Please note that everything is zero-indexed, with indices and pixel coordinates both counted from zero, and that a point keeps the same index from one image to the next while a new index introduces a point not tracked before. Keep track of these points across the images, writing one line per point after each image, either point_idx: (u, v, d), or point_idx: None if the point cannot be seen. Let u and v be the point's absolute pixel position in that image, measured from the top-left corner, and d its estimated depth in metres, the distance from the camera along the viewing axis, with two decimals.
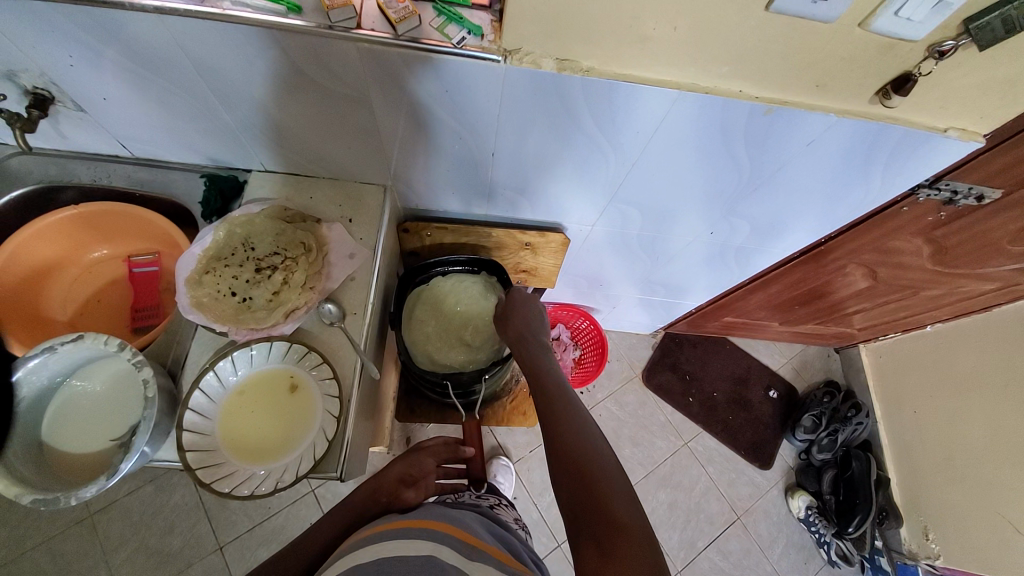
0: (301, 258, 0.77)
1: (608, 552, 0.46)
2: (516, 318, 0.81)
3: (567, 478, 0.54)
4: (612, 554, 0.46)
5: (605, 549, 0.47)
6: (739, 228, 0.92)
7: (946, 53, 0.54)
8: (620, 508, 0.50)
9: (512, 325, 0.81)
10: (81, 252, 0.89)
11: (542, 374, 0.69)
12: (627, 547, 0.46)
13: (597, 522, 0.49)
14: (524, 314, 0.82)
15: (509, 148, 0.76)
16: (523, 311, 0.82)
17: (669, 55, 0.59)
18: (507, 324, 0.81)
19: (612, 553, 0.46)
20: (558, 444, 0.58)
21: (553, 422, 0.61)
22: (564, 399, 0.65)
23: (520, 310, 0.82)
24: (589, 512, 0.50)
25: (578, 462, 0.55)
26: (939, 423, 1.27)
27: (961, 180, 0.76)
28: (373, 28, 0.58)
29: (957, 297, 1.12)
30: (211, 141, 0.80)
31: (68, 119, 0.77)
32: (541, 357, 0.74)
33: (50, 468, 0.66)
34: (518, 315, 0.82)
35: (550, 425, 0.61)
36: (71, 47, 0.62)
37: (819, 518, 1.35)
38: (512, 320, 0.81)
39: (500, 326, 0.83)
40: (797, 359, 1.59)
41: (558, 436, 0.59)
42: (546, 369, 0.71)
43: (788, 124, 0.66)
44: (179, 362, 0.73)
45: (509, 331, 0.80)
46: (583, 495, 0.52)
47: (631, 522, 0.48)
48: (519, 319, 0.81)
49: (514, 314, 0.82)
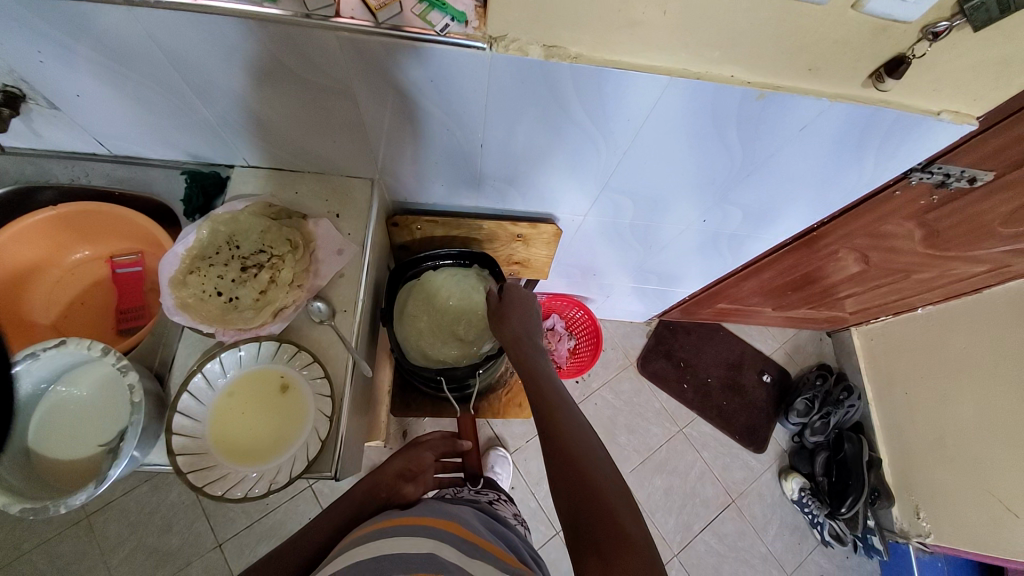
0: (288, 256, 0.75)
1: (608, 562, 0.46)
2: (513, 316, 0.81)
3: (567, 483, 0.55)
4: (613, 563, 0.46)
5: (605, 558, 0.47)
6: (732, 215, 0.91)
7: (940, 34, 0.53)
8: (621, 516, 0.50)
9: (507, 322, 0.80)
10: (62, 254, 0.87)
11: (541, 381, 0.69)
12: (627, 557, 0.46)
13: (598, 530, 0.49)
14: (518, 311, 0.82)
15: (497, 139, 0.74)
16: (518, 307, 0.82)
17: (658, 41, 0.57)
18: (504, 322, 0.81)
19: (612, 560, 0.46)
20: (558, 453, 0.58)
21: (552, 428, 0.61)
22: (559, 407, 0.64)
23: (518, 309, 0.82)
24: (590, 518, 0.50)
25: (580, 468, 0.55)
26: (929, 404, 1.28)
27: (954, 164, 0.75)
28: (353, 16, 0.55)
29: (948, 279, 1.13)
30: (191, 137, 0.78)
31: (42, 117, 0.75)
32: (534, 362, 0.74)
33: (38, 476, 0.65)
34: (513, 312, 0.81)
35: (548, 433, 0.61)
36: (39, 43, 0.60)
37: (812, 499, 1.38)
38: (509, 318, 0.81)
39: (494, 322, 0.82)
40: (790, 343, 1.60)
41: (558, 444, 0.59)
42: (544, 377, 0.71)
43: (780, 109, 0.65)
44: (167, 365, 0.72)
45: (505, 329, 0.80)
46: (584, 503, 0.52)
47: (632, 531, 0.49)
48: (516, 315, 0.81)
49: (511, 311, 0.82)
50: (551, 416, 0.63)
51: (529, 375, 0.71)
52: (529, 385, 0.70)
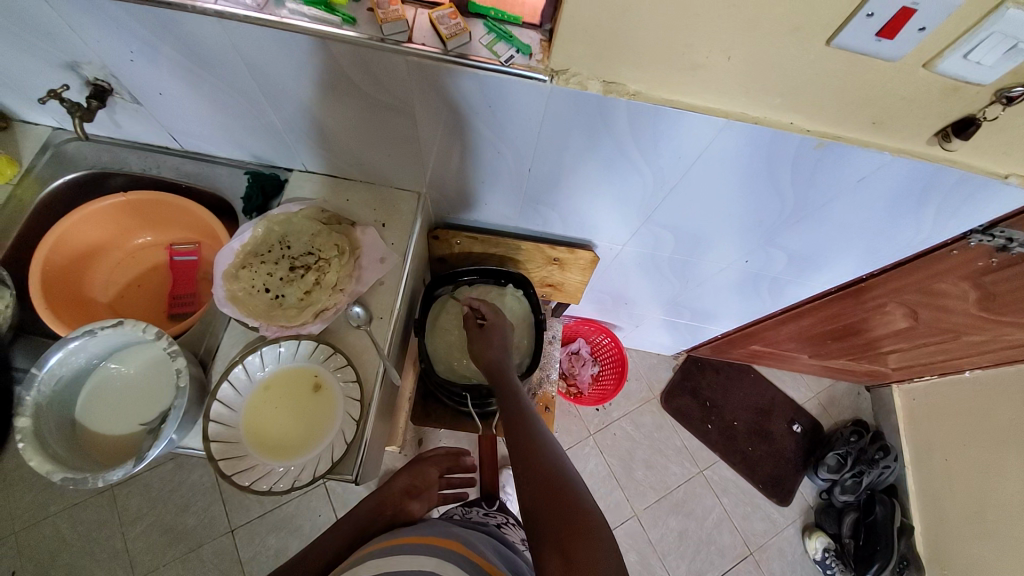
0: (333, 259, 0.78)
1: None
2: (494, 335, 0.88)
3: (537, 493, 0.54)
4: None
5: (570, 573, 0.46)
6: (775, 258, 0.89)
7: (1015, 99, 0.51)
8: (587, 515, 0.51)
9: (488, 342, 0.86)
10: (126, 237, 0.93)
11: (514, 396, 0.73)
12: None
13: (562, 529, 0.50)
14: (497, 326, 0.90)
15: (546, 166, 0.76)
16: (498, 328, 0.89)
17: (718, 86, 0.58)
18: (487, 345, 0.86)
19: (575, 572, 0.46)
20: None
21: (527, 460, 0.59)
22: (533, 430, 0.64)
23: (498, 332, 0.88)
24: (555, 527, 0.50)
25: (551, 478, 0.55)
26: (971, 474, 1.21)
27: (1019, 229, 0.71)
28: (424, 42, 0.58)
29: (1002, 345, 1.06)
30: (257, 140, 0.83)
31: (124, 110, 0.81)
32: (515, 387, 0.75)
33: (80, 446, 0.69)
34: (495, 333, 0.88)
35: None
36: (133, 44, 0.65)
37: (836, 562, 1.31)
38: (491, 339, 0.87)
39: (477, 339, 0.87)
40: (825, 394, 1.54)
41: None
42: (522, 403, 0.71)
43: (838, 158, 0.64)
44: (211, 352, 0.75)
45: (485, 357, 0.84)
46: (547, 505, 0.52)
47: (598, 528, 0.50)
48: (498, 337, 0.87)
49: (493, 331, 0.88)
50: (523, 436, 0.63)
51: (506, 385, 0.76)
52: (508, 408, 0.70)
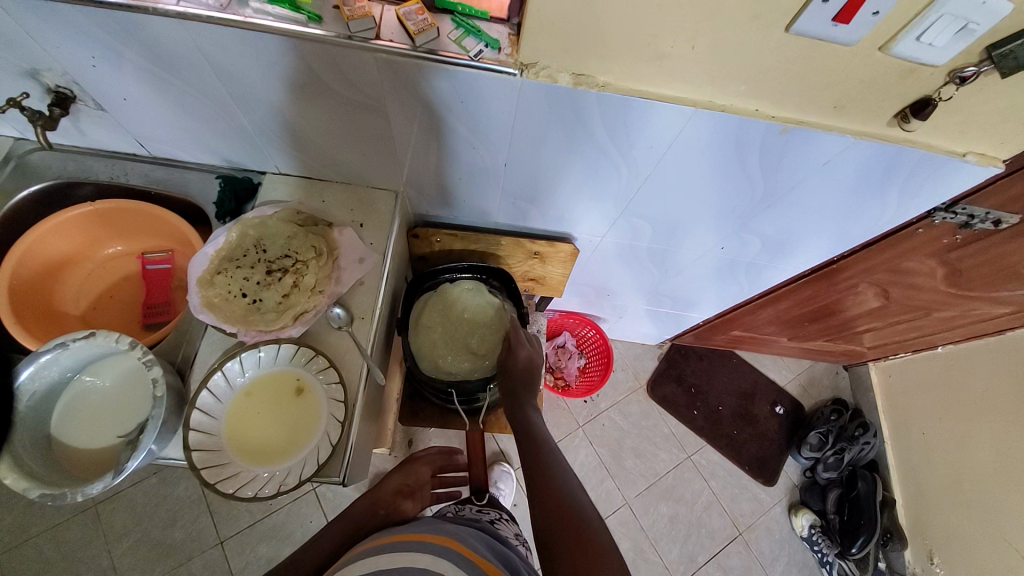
0: (311, 262, 0.77)
1: None
2: (516, 368, 0.89)
3: (555, 524, 0.60)
4: None
5: None
6: (750, 243, 0.91)
7: (968, 79, 0.54)
8: (601, 542, 0.57)
9: (512, 378, 0.88)
10: (95, 248, 0.91)
11: (530, 436, 0.78)
12: None
13: (576, 555, 0.56)
14: (525, 355, 0.90)
15: (521, 160, 0.76)
16: (525, 360, 0.89)
17: (683, 74, 0.59)
18: (506, 375, 0.89)
19: None
20: (547, 511, 0.62)
21: (547, 497, 0.64)
22: (550, 467, 0.70)
23: (523, 365, 0.89)
24: (570, 551, 0.56)
25: (565, 510, 0.61)
26: (948, 447, 1.25)
27: (979, 205, 0.74)
28: (392, 38, 0.58)
29: (972, 318, 1.10)
30: (227, 144, 0.81)
31: (88, 117, 0.79)
32: (529, 414, 0.82)
33: (56, 462, 0.67)
34: (517, 368, 0.89)
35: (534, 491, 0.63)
36: (94, 49, 0.63)
37: (822, 538, 1.34)
38: (512, 372, 0.89)
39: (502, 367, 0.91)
40: (805, 375, 1.57)
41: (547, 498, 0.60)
42: (534, 427, 0.79)
43: (803, 143, 0.66)
44: (189, 361, 0.74)
45: (507, 386, 0.88)
46: (563, 536, 0.58)
47: (607, 552, 0.55)
48: (518, 372, 0.88)
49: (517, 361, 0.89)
50: (539, 477, 0.68)
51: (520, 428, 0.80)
52: (520, 435, 0.79)
